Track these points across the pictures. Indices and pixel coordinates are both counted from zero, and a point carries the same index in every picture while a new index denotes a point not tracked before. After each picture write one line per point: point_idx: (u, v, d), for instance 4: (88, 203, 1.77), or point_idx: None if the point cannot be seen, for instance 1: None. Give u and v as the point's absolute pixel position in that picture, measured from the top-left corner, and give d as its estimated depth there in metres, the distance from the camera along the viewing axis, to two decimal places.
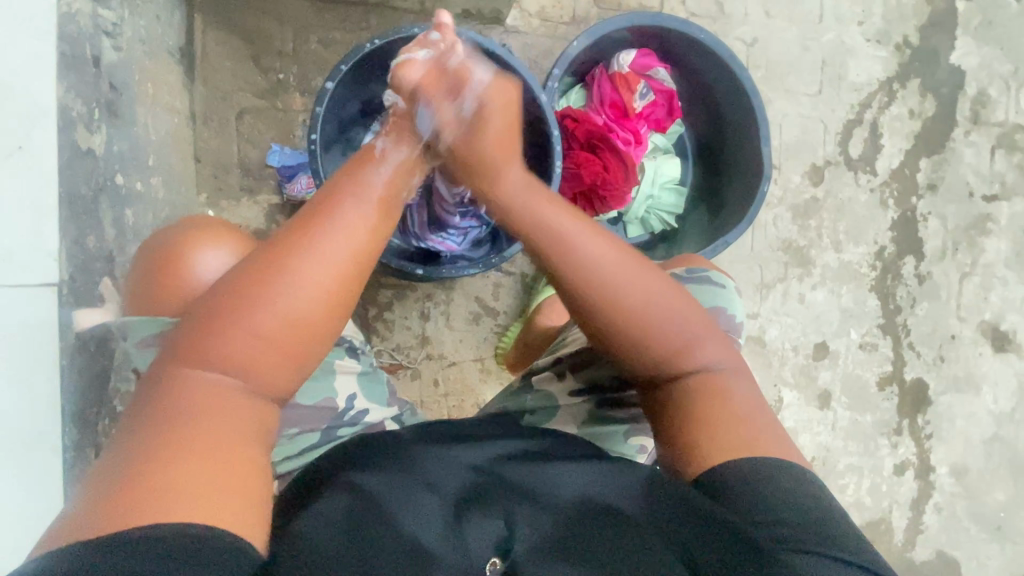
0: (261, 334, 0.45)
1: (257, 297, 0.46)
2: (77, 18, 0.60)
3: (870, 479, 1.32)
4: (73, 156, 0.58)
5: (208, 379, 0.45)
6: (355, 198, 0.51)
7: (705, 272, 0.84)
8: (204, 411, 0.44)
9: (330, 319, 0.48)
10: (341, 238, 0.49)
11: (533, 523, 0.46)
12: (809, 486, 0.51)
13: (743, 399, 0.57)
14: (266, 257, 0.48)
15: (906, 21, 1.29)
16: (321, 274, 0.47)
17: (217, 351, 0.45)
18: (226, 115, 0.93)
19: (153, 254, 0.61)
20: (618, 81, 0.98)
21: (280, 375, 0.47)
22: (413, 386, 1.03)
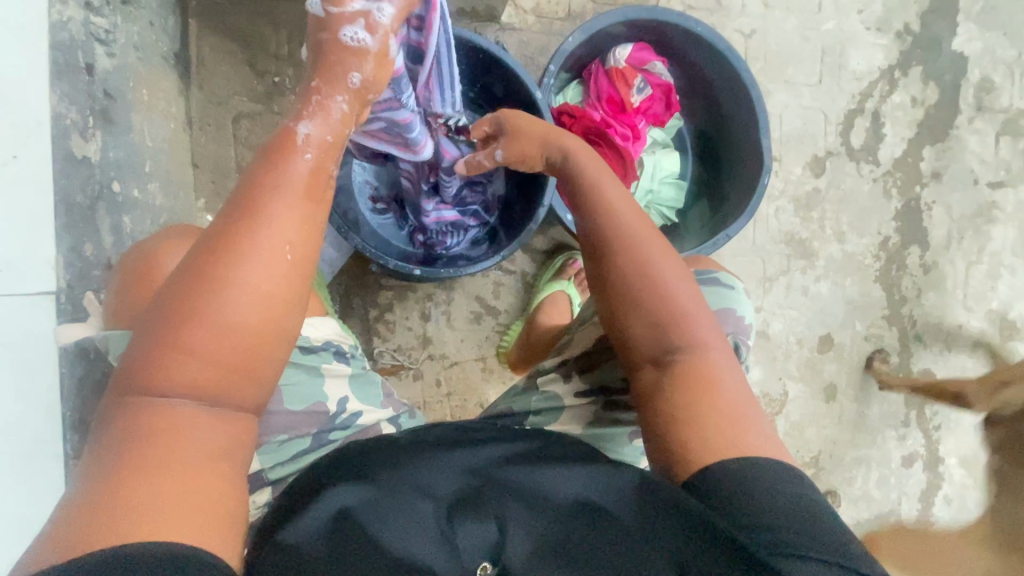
0: (208, 349, 0.46)
1: (201, 310, 0.46)
2: (69, 26, 0.59)
3: (879, 472, 1.31)
4: (69, 164, 0.58)
5: (158, 400, 0.45)
6: (280, 193, 0.50)
7: (714, 273, 0.82)
8: (166, 432, 0.44)
9: (275, 318, 0.48)
10: (274, 236, 0.48)
11: (525, 528, 0.45)
12: (809, 501, 0.49)
13: (737, 400, 0.56)
14: (199, 265, 0.47)
15: (906, 8, 1.27)
16: (259, 282, 0.47)
17: (167, 370, 0.45)
18: (222, 120, 0.93)
19: (134, 265, 0.60)
20: (615, 76, 0.97)
21: (235, 386, 0.47)
22: (415, 386, 1.03)
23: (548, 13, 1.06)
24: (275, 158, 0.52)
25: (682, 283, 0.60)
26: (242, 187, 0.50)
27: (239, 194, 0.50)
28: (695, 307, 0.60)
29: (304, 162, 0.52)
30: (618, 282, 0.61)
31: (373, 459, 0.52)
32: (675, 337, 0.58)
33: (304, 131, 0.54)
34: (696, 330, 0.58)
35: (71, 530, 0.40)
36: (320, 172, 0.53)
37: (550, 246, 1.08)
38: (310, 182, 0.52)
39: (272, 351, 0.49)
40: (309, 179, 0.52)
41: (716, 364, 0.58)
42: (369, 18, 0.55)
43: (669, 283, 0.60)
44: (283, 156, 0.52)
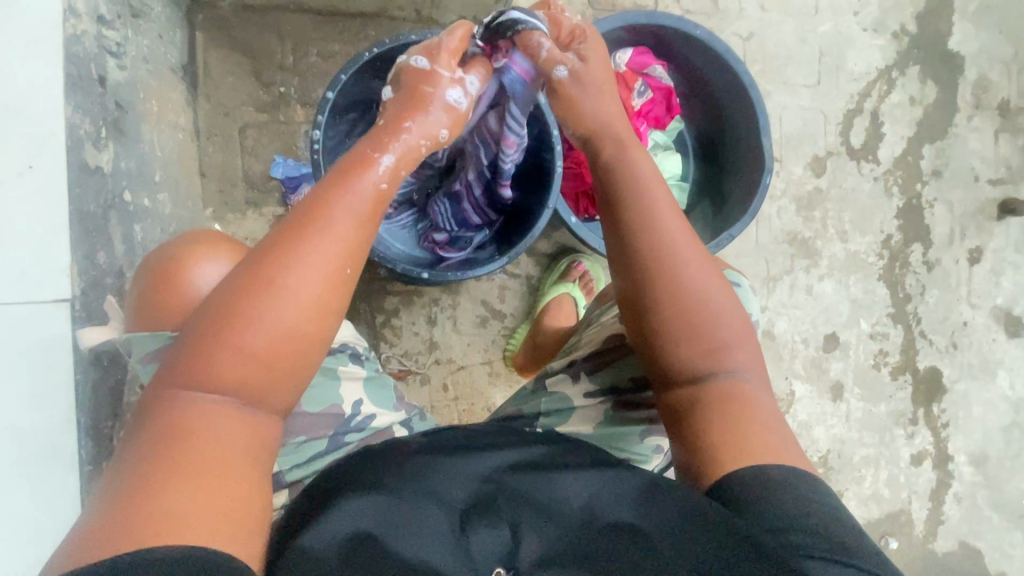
0: (253, 353, 0.47)
1: (247, 314, 0.47)
2: (83, 39, 0.61)
3: (888, 470, 1.30)
4: (84, 174, 0.59)
5: (200, 399, 0.46)
6: (336, 209, 0.52)
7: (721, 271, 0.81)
8: (205, 432, 0.45)
9: (319, 330, 0.50)
10: (325, 249, 0.50)
11: (540, 533, 0.46)
12: (821, 497, 0.51)
13: (759, 405, 0.57)
14: (251, 271, 0.49)
15: (902, 9, 1.28)
16: (302, 291, 0.48)
17: (211, 371, 0.46)
18: (229, 130, 0.95)
19: (155, 267, 0.61)
20: (616, 80, 0.99)
21: (273, 391, 0.48)
22: (423, 391, 1.04)
23: None
24: (337, 178, 0.54)
25: (707, 281, 0.59)
26: (304, 202, 0.53)
27: (300, 208, 0.52)
28: (720, 303, 0.59)
29: (372, 186, 0.55)
30: (659, 291, 0.58)
31: (388, 465, 0.52)
32: (707, 336, 0.58)
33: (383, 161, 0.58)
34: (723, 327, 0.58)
35: (111, 521, 0.40)
36: (379, 194, 0.55)
37: (555, 249, 1.08)
38: (368, 202, 0.54)
39: (312, 360, 0.50)
40: (370, 201, 0.54)
41: (737, 364, 0.58)
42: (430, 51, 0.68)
43: (703, 294, 0.59)
44: (345, 176, 0.55)
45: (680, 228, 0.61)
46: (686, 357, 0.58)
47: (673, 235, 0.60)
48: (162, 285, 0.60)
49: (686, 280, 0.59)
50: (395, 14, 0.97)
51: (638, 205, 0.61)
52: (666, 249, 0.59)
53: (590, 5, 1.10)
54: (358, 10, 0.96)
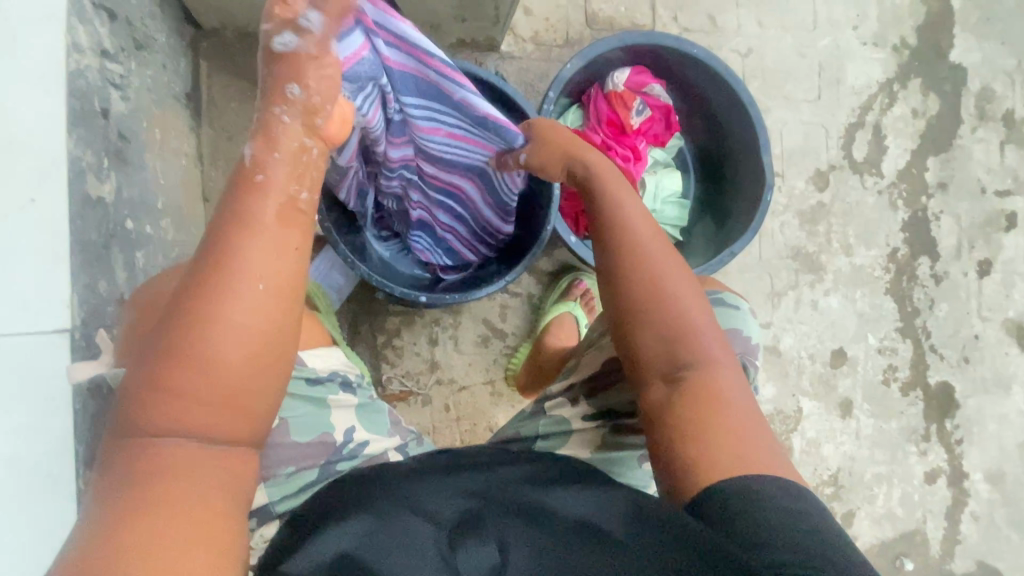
0: (197, 390, 0.45)
1: (185, 356, 0.45)
2: (87, 73, 0.62)
3: (901, 489, 1.27)
4: (84, 205, 0.60)
5: (155, 442, 0.45)
6: (248, 226, 0.48)
7: (718, 294, 0.82)
8: (163, 477, 0.44)
9: (260, 353, 0.47)
10: (251, 273, 0.47)
11: (528, 547, 0.45)
12: (808, 508, 0.50)
13: (742, 413, 0.56)
14: (181, 308, 0.47)
15: (901, 22, 1.28)
16: (237, 322, 0.46)
17: (159, 414, 0.45)
18: (232, 154, 0.96)
19: (140, 301, 0.64)
20: (613, 99, 0.99)
21: (228, 422, 0.47)
22: (424, 412, 1.03)
23: (547, 41, 1.09)
24: (239, 191, 0.49)
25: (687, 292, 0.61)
26: (215, 224, 0.49)
27: (213, 232, 0.49)
28: (699, 314, 0.60)
29: (276, 192, 0.50)
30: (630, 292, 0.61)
31: (376, 487, 0.52)
32: (687, 347, 0.59)
33: (251, 155, 0.51)
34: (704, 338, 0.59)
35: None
36: (291, 199, 0.50)
37: (555, 267, 1.08)
38: (280, 210, 0.50)
39: (263, 384, 0.48)
40: (279, 209, 0.49)
41: (723, 374, 0.58)
42: (297, 24, 0.50)
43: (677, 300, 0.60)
44: (241, 189, 0.49)
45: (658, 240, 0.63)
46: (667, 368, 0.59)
47: (650, 251, 0.62)
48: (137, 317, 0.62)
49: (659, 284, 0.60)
50: None
51: (617, 225, 0.64)
52: (641, 256, 0.62)
53: (587, 25, 1.11)
54: None
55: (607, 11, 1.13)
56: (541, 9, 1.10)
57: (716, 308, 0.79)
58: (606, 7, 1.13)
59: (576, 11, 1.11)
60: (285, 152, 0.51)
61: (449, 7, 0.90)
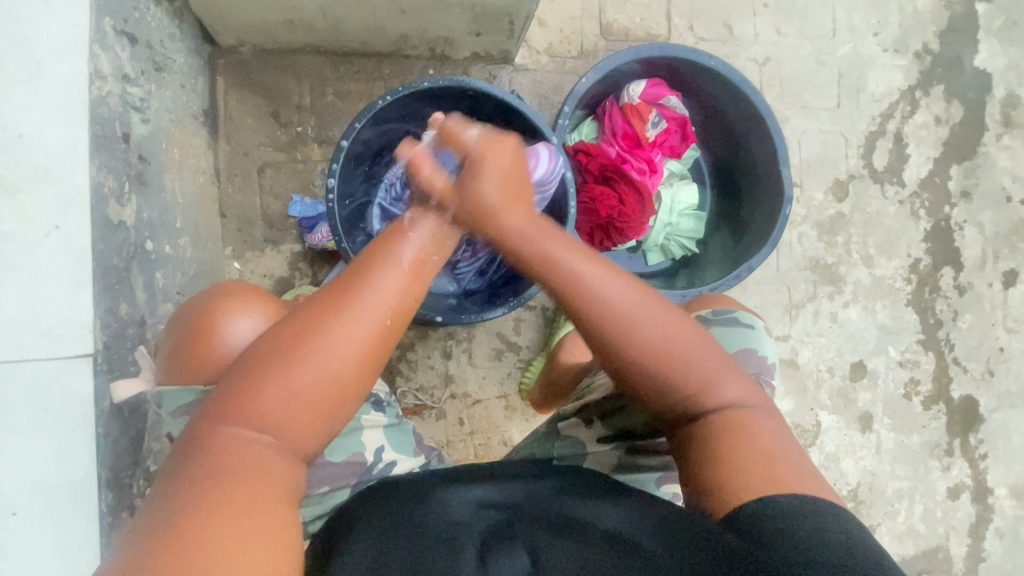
0: (295, 394, 0.48)
1: (297, 353, 0.49)
2: (108, 99, 0.63)
3: (923, 505, 1.24)
4: (107, 230, 0.61)
5: (241, 435, 0.47)
6: (387, 264, 0.55)
7: (732, 313, 0.81)
8: (245, 466, 0.46)
9: (356, 374, 0.50)
10: (372, 300, 0.52)
11: (563, 551, 0.44)
12: (846, 527, 0.46)
13: (769, 438, 0.55)
14: (298, 319, 0.51)
15: (924, 28, 1.25)
16: (354, 336, 0.50)
17: (255, 410, 0.47)
18: (248, 170, 0.97)
19: (191, 319, 0.63)
20: (629, 111, 0.98)
21: (309, 431, 0.49)
22: (439, 426, 1.03)
23: (561, 52, 1.09)
24: (390, 238, 0.59)
25: (680, 332, 0.56)
26: (356, 261, 0.56)
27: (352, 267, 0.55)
28: (699, 345, 0.57)
29: (413, 245, 0.58)
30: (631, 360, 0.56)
31: (401, 498, 0.52)
32: (693, 378, 0.56)
33: (409, 217, 0.63)
34: (705, 368, 0.56)
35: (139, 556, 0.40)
36: (424, 256, 0.59)
37: None
38: (414, 259, 0.57)
39: (348, 403, 0.51)
40: (414, 259, 0.57)
41: (749, 407, 0.57)
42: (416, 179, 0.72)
43: (682, 352, 0.56)
44: (391, 238, 0.59)
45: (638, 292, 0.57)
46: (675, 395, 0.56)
47: (627, 303, 0.56)
48: (193, 342, 0.61)
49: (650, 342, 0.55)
50: (408, 52, 0.99)
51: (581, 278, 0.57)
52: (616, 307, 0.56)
53: (602, 36, 1.11)
54: (373, 50, 0.98)
55: (621, 22, 1.12)
56: (555, 21, 1.09)
57: (728, 329, 0.78)
58: (620, 17, 1.12)
59: (591, 22, 1.10)
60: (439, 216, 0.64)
61: (465, 21, 0.90)
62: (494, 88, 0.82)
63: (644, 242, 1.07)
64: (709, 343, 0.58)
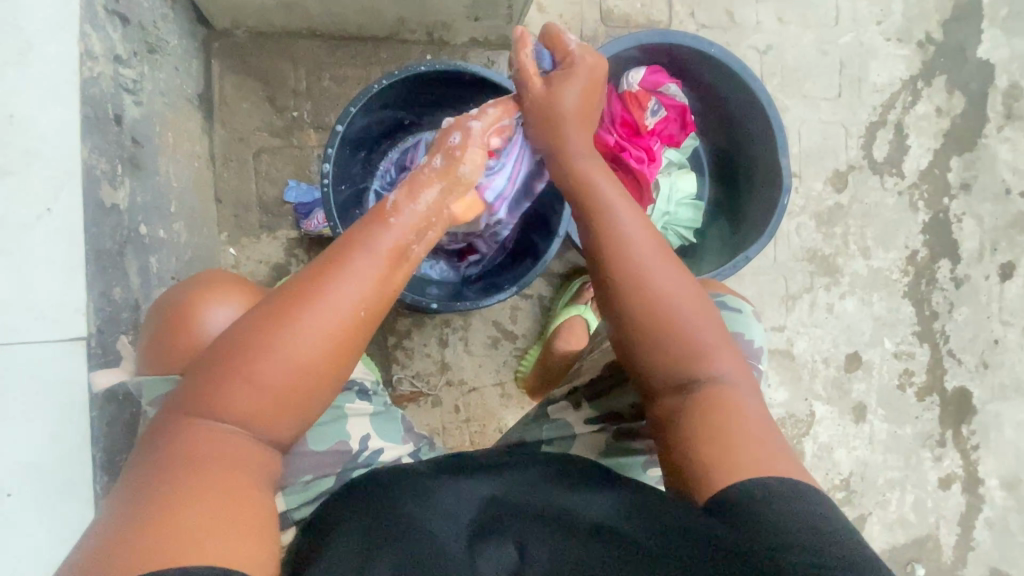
0: (268, 381, 0.48)
1: (269, 342, 0.48)
2: (99, 80, 0.62)
3: (914, 494, 1.26)
4: (99, 213, 0.61)
5: (210, 423, 0.47)
6: (365, 252, 0.54)
7: (720, 296, 0.81)
8: (214, 455, 0.46)
9: (328, 364, 0.50)
10: (348, 290, 0.52)
11: (540, 539, 0.46)
12: (821, 515, 0.46)
13: (755, 424, 0.54)
14: (273, 306, 0.50)
15: (928, 17, 1.24)
16: (329, 325, 0.50)
17: (226, 398, 0.47)
18: (244, 155, 0.96)
19: (168, 307, 0.62)
20: (628, 99, 0.97)
21: (280, 419, 0.49)
22: (434, 413, 1.04)
23: None
24: (372, 220, 0.58)
25: (685, 290, 0.60)
26: (336, 246, 0.55)
27: (330, 252, 0.54)
28: (705, 321, 0.59)
29: (392, 231, 0.57)
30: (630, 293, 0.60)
31: (387, 488, 0.52)
32: (688, 345, 0.58)
33: (393, 200, 0.61)
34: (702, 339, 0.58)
35: (109, 543, 0.40)
36: (405, 244, 0.58)
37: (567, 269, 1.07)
38: (392, 247, 0.56)
39: (322, 393, 0.51)
40: (393, 249, 0.56)
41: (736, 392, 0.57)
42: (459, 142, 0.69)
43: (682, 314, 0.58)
44: (374, 222, 0.58)
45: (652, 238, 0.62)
46: (653, 366, 0.59)
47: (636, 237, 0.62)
48: (172, 331, 0.61)
49: (664, 297, 0.59)
50: (406, 36, 0.98)
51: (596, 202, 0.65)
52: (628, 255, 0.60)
53: (602, 22, 1.09)
54: (370, 34, 0.97)
55: (622, 8, 1.10)
56: (555, 6, 1.08)
57: (717, 314, 0.78)
58: (621, 3, 1.10)
59: (591, 8, 1.09)
60: (426, 201, 0.63)
61: (462, 4, 0.89)
62: (489, 71, 0.81)
63: None
64: (716, 325, 0.59)
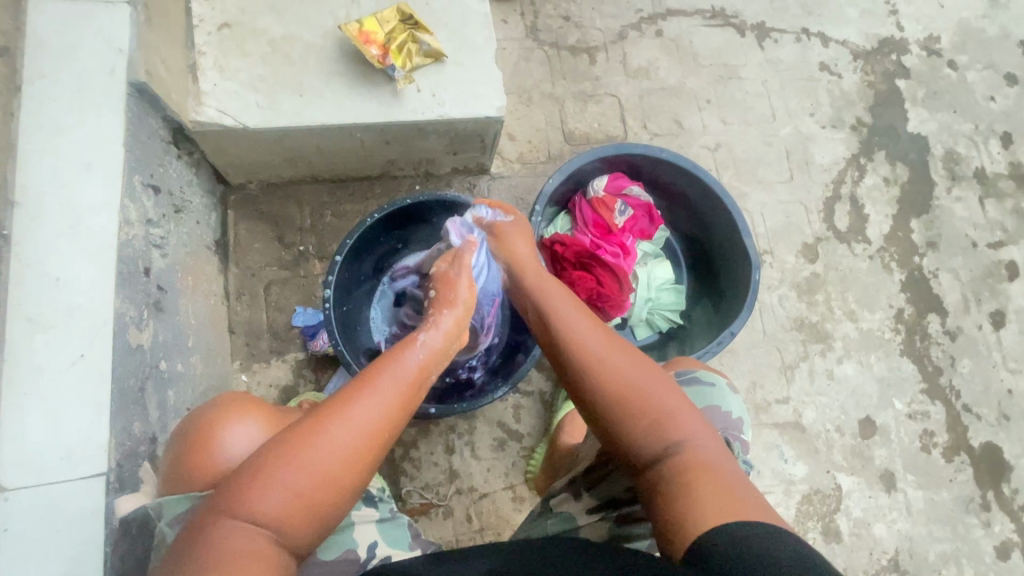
0: (308, 483, 0.52)
1: (315, 444, 0.53)
2: (134, 241, 0.72)
3: (973, 569, 1.16)
4: (127, 354, 0.67)
5: (247, 522, 0.50)
6: (398, 360, 0.61)
7: (693, 372, 0.84)
8: (245, 557, 0.48)
9: (362, 461, 0.55)
10: (387, 389, 0.58)
11: None
12: (791, 545, 0.46)
13: (731, 481, 0.55)
14: (321, 409, 0.56)
15: (854, 105, 1.40)
16: (371, 419, 0.56)
17: (267, 497, 0.51)
18: (255, 288, 1.06)
19: (191, 434, 0.66)
20: (597, 204, 1.08)
21: (311, 517, 0.52)
22: (446, 524, 1.01)
23: (532, 159, 1.23)
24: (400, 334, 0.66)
25: (634, 365, 0.63)
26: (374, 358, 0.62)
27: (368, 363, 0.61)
28: (658, 385, 0.62)
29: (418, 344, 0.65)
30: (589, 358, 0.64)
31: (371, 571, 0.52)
32: (651, 409, 0.60)
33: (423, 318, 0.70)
34: (665, 400, 0.60)
35: None
36: (433, 353, 0.65)
37: None
38: (422, 360, 0.63)
39: (353, 490, 0.55)
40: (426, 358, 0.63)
41: (711, 450, 0.58)
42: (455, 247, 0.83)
43: (649, 393, 0.61)
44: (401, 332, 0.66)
45: (594, 331, 0.67)
46: (636, 439, 0.59)
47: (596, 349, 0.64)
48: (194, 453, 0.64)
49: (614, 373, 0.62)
50: (396, 173, 1.12)
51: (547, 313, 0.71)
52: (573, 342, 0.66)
53: (567, 142, 1.25)
54: (364, 175, 1.11)
55: (582, 129, 1.27)
56: (524, 134, 1.24)
57: (693, 387, 0.80)
58: (581, 125, 1.27)
59: (556, 131, 1.26)
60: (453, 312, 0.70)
61: (442, 144, 1.04)
62: (465, 197, 0.93)
63: (629, 319, 1.12)
64: (662, 378, 0.63)
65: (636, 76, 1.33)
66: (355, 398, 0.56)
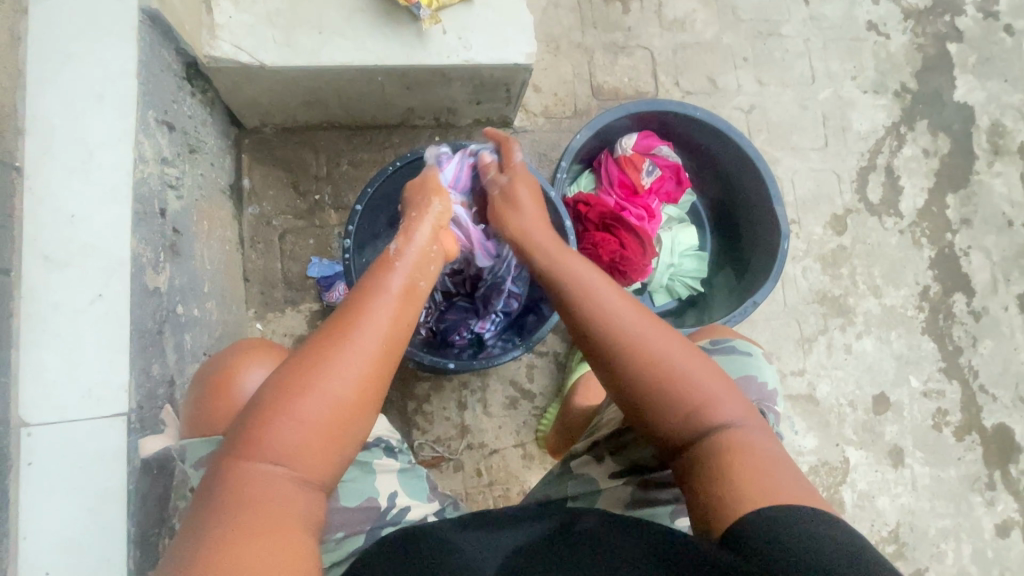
0: (311, 420, 0.51)
1: (310, 383, 0.52)
2: (150, 180, 0.69)
3: (971, 544, 1.18)
4: (145, 296, 0.66)
5: (257, 465, 0.49)
6: (376, 293, 0.60)
7: (730, 341, 0.81)
8: (260, 500, 0.48)
9: (362, 395, 0.54)
10: (373, 322, 0.57)
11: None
12: (834, 536, 0.46)
13: (769, 461, 0.54)
14: (310, 347, 0.54)
15: (900, 70, 1.32)
16: (364, 354, 0.54)
17: (273, 441, 0.50)
18: (270, 237, 1.04)
19: (209, 378, 0.66)
20: (624, 163, 1.04)
21: (321, 456, 0.51)
22: (456, 477, 1.03)
23: (557, 113, 1.17)
24: (377, 270, 0.64)
25: (677, 347, 0.60)
26: (349, 297, 0.60)
27: (349, 299, 0.60)
28: (694, 366, 0.59)
29: (400, 278, 0.62)
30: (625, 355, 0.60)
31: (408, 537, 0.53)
32: (689, 399, 0.57)
33: (394, 249, 0.68)
34: (704, 384, 0.58)
35: None
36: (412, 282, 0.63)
37: None
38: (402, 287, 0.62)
39: (359, 421, 0.54)
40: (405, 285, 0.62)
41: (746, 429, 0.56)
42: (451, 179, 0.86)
43: (680, 369, 0.59)
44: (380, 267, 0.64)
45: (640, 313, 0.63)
46: (672, 427, 0.57)
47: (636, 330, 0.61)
48: (212, 396, 0.64)
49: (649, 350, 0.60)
50: (415, 123, 1.08)
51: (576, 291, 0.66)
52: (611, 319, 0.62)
53: (594, 96, 1.20)
54: (381, 123, 1.07)
55: (611, 83, 1.21)
56: (549, 86, 1.18)
57: (729, 356, 0.79)
58: (610, 78, 1.21)
59: (583, 84, 1.20)
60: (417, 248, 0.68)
61: (464, 93, 0.99)
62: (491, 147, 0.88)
63: (649, 284, 1.10)
64: (705, 360, 0.60)
65: (671, 29, 1.25)
66: (344, 334, 0.55)
